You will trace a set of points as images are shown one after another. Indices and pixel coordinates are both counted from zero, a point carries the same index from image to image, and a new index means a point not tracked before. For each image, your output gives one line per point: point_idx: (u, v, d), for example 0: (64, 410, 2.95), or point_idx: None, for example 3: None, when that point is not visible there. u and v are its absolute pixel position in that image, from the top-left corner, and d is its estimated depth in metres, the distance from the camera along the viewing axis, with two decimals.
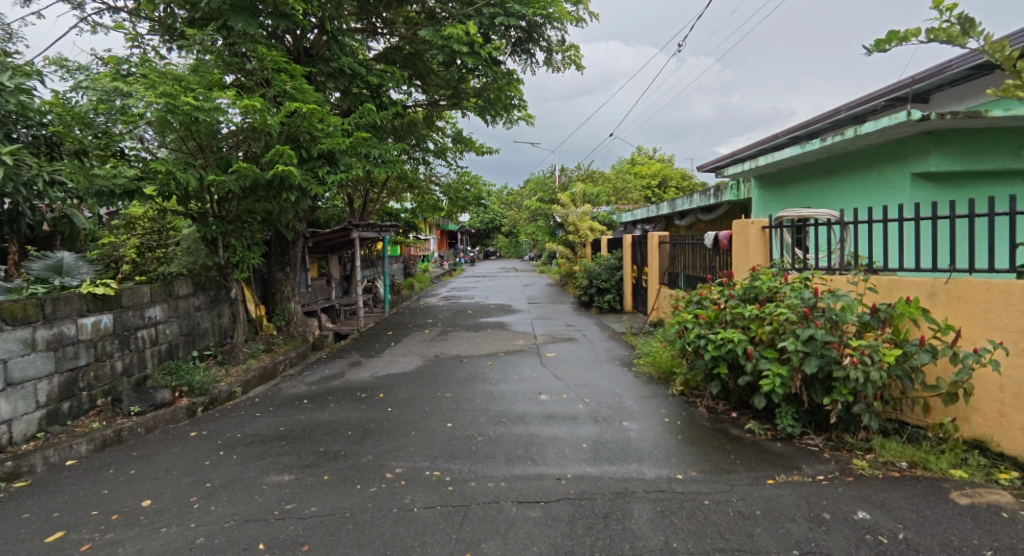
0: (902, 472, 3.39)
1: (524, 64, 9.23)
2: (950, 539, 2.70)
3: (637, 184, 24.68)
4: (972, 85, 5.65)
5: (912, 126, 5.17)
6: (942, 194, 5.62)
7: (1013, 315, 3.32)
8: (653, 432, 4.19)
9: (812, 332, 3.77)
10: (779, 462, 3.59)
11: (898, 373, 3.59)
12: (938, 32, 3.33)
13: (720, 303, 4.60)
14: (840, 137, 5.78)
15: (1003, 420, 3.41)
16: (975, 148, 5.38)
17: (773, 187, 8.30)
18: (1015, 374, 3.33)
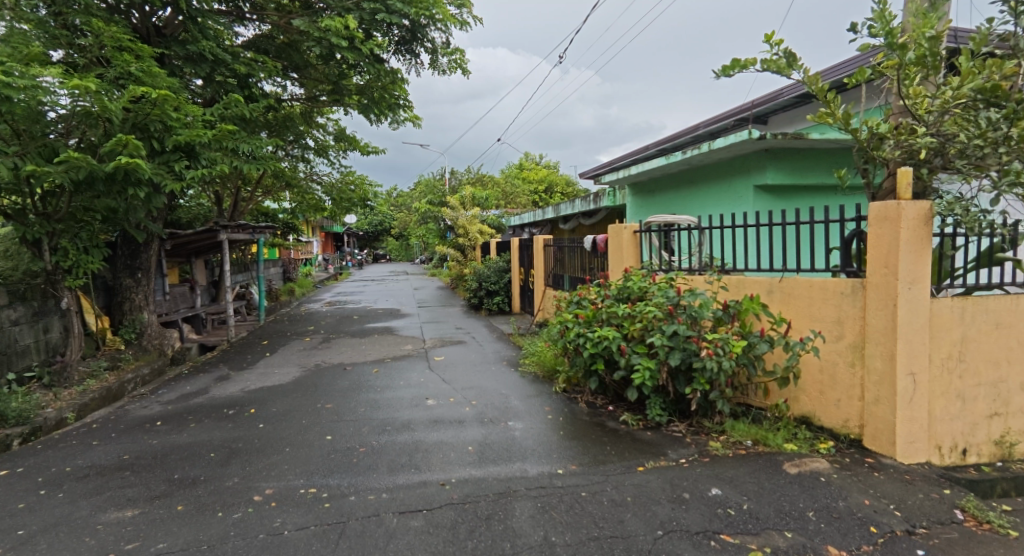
0: (748, 449, 3.82)
1: (408, 64, 9.06)
2: (784, 505, 3.09)
3: (525, 189, 25.34)
4: (800, 111, 6.56)
5: (754, 144, 5.87)
6: (778, 204, 6.45)
7: (828, 308, 3.91)
8: (536, 430, 4.32)
9: (675, 327, 4.11)
10: (648, 450, 3.88)
11: (745, 362, 4.04)
12: (770, 63, 3.89)
13: (597, 303, 4.86)
14: (697, 150, 6.40)
15: (823, 397, 4.00)
16: (801, 165, 6.25)
17: (644, 194, 8.97)
18: (831, 358, 3.92)
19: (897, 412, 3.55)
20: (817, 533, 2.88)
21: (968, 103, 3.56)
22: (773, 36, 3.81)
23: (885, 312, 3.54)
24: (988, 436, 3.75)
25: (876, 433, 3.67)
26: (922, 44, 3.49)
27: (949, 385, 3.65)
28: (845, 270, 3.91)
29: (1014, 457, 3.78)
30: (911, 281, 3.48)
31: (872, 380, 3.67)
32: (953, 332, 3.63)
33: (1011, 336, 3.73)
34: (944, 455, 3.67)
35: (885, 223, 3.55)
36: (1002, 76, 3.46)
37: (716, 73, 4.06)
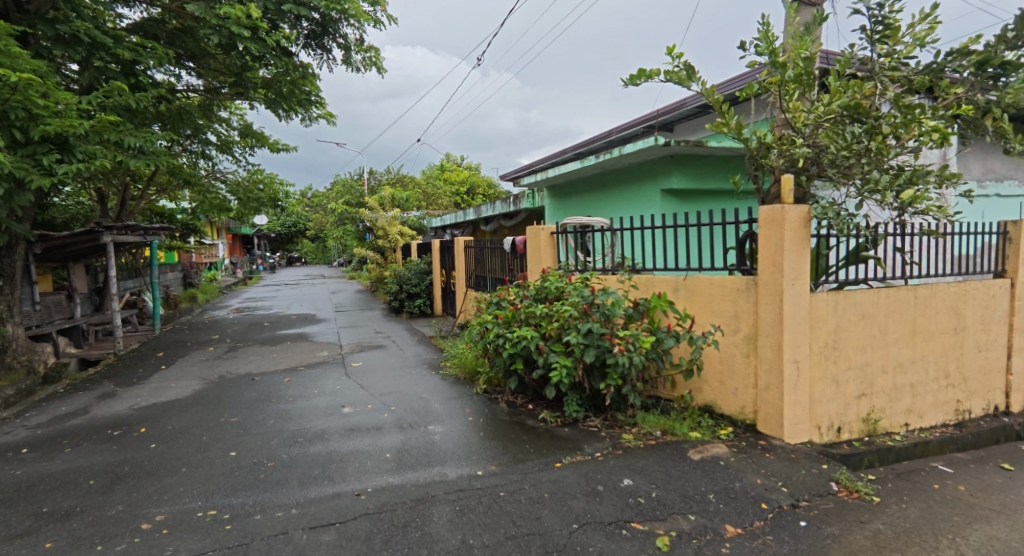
0: (656, 439, 4.03)
1: (320, 59, 8.69)
2: (687, 490, 3.29)
3: (446, 190, 25.12)
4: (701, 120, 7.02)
5: (660, 150, 6.19)
6: (683, 207, 6.87)
7: (726, 304, 4.21)
8: (456, 433, 4.29)
9: (589, 326, 4.24)
10: (566, 446, 3.97)
11: (654, 357, 4.25)
12: (672, 74, 4.13)
13: (516, 303, 4.91)
14: (609, 155, 6.66)
15: (723, 386, 4.31)
16: (703, 171, 6.69)
17: (561, 197, 9.20)
18: (729, 350, 4.23)
19: (784, 397, 3.88)
20: (717, 514, 3.09)
21: (837, 118, 3.97)
22: (674, 49, 4.05)
23: (773, 307, 3.87)
24: (858, 414, 4.20)
25: (768, 417, 4.00)
26: (799, 64, 3.89)
27: (827, 370, 4.05)
28: (740, 268, 4.23)
29: (879, 432, 4.27)
30: (794, 278, 3.83)
31: (764, 368, 3.99)
32: (830, 323, 4.03)
33: (876, 325, 4.21)
34: (823, 434, 4.07)
35: (772, 225, 3.87)
36: (863, 96, 3.92)
37: (624, 81, 4.25)
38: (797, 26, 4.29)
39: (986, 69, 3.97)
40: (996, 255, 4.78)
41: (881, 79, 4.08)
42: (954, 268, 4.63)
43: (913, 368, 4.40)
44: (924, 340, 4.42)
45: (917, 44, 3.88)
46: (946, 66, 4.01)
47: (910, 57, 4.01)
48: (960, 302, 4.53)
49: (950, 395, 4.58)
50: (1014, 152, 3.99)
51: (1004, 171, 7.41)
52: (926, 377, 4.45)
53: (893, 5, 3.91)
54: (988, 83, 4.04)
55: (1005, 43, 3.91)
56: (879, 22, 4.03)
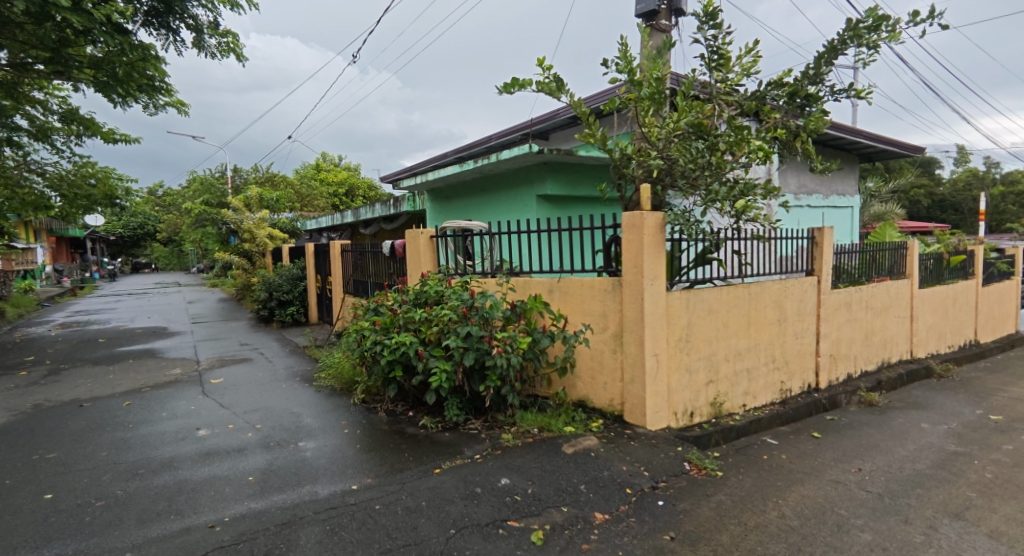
0: (534, 437, 4.15)
1: (164, 41, 7.76)
2: (561, 483, 3.43)
3: (322, 190, 23.75)
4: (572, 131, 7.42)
5: (534, 157, 6.42)
6: (556, 213, 7.19)
7: (595, 303, 4.49)
8: (330, 447, 4.06)
9: (469, 329, 4.25)
10: (446, 451, 3.95)
11: (531, 356, 4.37)
12: (543, 85, 4.31)
13: (394, 309, 4.78)
14: (486, 161, 6.76)
15: (594, 381, 4.58)
16: (574, 178, 7.07)
17: (442, 200, 9.15)
18: (599, 347, 4.51)
19: (646, 388, 4.22)
20: (587, 503, 3.27)
21: (684, 135, 4.39)
22: (543, 61, 4.24)
23: (636, 305, 4.18)
24: (707, 399, 4.70)
25: (633, 408, 4.32)
26: (652, 83, 4.29)
27: (681, 361, 4.48)
28: (607, 269, 4.54)
29: (724, 414, 4.81)
30: (653, 278, 4.18)
31: (629, 362, 4.31)
32: (683, 318, 4.46)
33: (719, 319, 4.74)
34: (679, 419, 4.49)
35: (633, 230, 4.19)
36: (704, 116, 4.41)
37: (499, 88, 4.36)
38: (650, 49, 4.71)
39: (795, 100, 4.65)
40: (809, 256, 5.63)
41: (718, 101, 4.62)
42: (778, 268, 5.37)
43: (749, 355, 5.02)
44: (757, 331, 5.08)
45: (744, 73, 4.45)
46: (767, 94, 4.65)
47: (739, 85, 4.58)
48: (782, 297, 5.28)
49: (777, 377, 5.31)
50: (816, 171, 4.73)
51: (815, 185, 8.83)
52: (759, 362, 5.11)
53: (725, 38, 4.44)
54: (798, 110, 4.74)
55: (809, 78, 4.63)
56: (715, 52, 4.58)
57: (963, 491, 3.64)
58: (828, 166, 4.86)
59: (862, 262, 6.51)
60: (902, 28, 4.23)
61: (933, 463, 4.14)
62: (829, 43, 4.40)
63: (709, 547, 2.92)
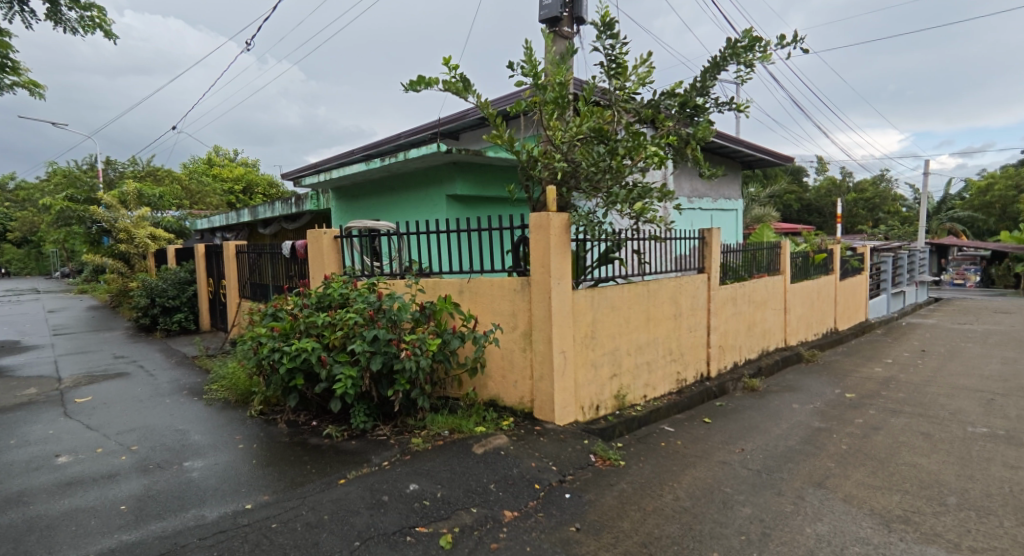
0: (445, 439, 4.09)
1: (11, 11, 6.79)
2: (470, 484, 3.41)
3: (215, 187, 21.95)
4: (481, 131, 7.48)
5: (442, 157, 6.35)
6: (466, 213, 7.19)
7: (505, 303, 4.53)
8: (221, 465, 3.76)
9: (375, 332, 4.10)
10: (351, 459, 3.79)
11: (441, 358, 4.31)
12: (449, 85, 4.28)
13: (295, 313, 4.50)
14: (394, 159, 6.59)
15: (505, 380, 4.63)
16: (483, 179, 7.09)
17: (347, 199, 8.80)
18: (509, 346, 4.56)
19: (554, 385, 4.32)
20: (496, 502, 3.29)
21: (586, 139, 4.55)
22: (450, 61, 4.22)
23: (544, 303, 4.28)
24: (611, 392, 4.91)
25: (542, 404, 4.41)
26: (556, 88, 4.41)
27: (587, 357, 4.65)
28: (516, 269, 4.61)
29: (626, 405, 5.06)
30: (560, 277, 4.30)
31: (537, 360, 4.40)
32: (588, 315, 4.63)
33: (621, 315, 4.98)
34: (586, 412, 4.65)
35: (540, 231, 4.28)
36: (604, 122, 4.61)
37: (404, 86, 4.27)
38: (554, 55, 4.85)
39: (686, 109, 4.98)
40: (700, 255, 6.07)
41: (617, 108, 4.84)
42: (674, 266, 5.74)
43: (649, 349, 5.32)
44: (656, 326, 5.39)
45: (640, 82, 4.69)
46: (661, 104, 4.94)
47: (636, 94, 4.83)
48: (677, 293, 5.65)
49: (674, 368, 5.67)
50: (704, 176, 5.10)
51: (705, 190, 9.57)
52: (657, 355, 5.43)
53: (622, 48, 4.67)
54: (687, 120, 5.08)
55: (697, 91, 4.98)
56: (613, 61, 4.79)
57: (826, 462, 4.10)
58: (714, 172, 5.26)
59: (745, 260, 7.12)
60: (773, 49, 4.67)
61: (802, 439, 4.63)
62: (712, 59, 4.76)
63: (611, 535, 3.04)
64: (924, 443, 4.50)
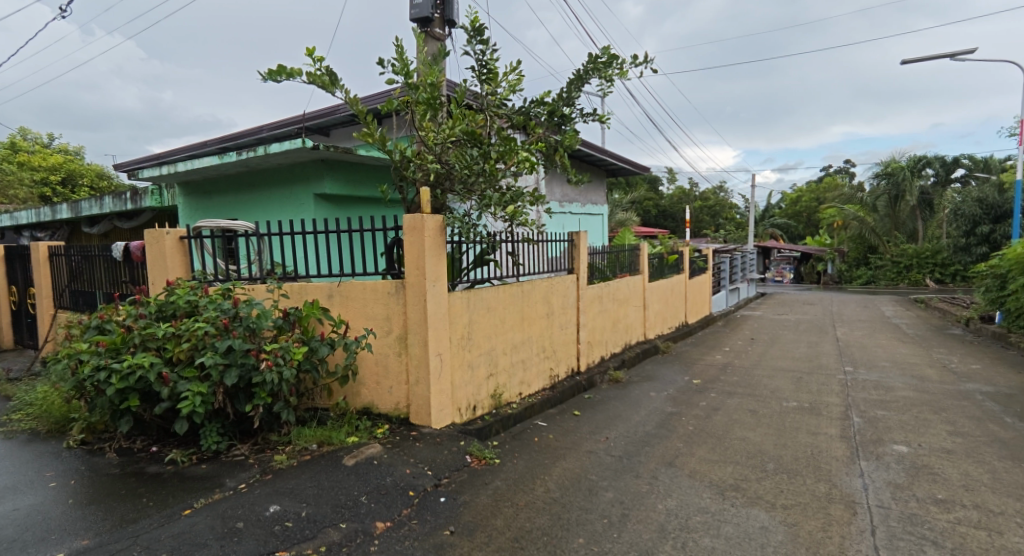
0: (312, 453, 3.84)
1: None
2: (339, 499, 3.24)
3: (23, 176, 18.49)
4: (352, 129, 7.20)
5: (309, 153, 5.97)
6: (336, 212, 6.85)
7: (378, 306, 4.38)
8: (25, 511, 3.16)
9: (230, 343, 3.72)
10: (200, 486, 3.40)
11: (307, 367, 4.03)
12: (314, 77, 4.04)
13: (128, 325, 3.93)
14: (252, 154, 6.05)
15: (379, 386, 4.47)
16: (353, 178, 6.81)
17: (197, 196, 7.90)
18: (383, 351, 4.41)
19: (430, 388, 4.28)
20: (368, 514, 3.16)
21: (460, 142, 4.56)
22: (315, 52, 3.99)
23: (419, 306, 4.21)
24: (487, 392, 4.98)
25: (418, 409, 4.34)
26: (428, 89, 4.38)
27: (464, 358, 4.66)
28: (390, 272, 4.50)
29: (502, 404, 5.16)
30: (434, 279, 4.27)
31: (413, 364, 4.32)
32: (464, 317, 4.65)
33: (496, 316, 5.07)
34: (462, 414, 4.66)
35: (414, 232, 4.20)
36: (477, 126, 4.66)
37: (262, 74, 3.95)
38: (426, 55, 4.82)
39: (553, 118, 5.21)
40: (570, 257, 6.40)
41: (489, 113, 4.94)
42: (546, 267, 5.99)
43: (523, 348, 5.48)
44: (529, 325, 5.57)
45: (510, 89, 4.83)
46: (531, 111, 5.13)
47: (507, 100, 4.96)
48: (549, 293, 5.90)
49: (547, 365, 5.91)
50: (571, 182, 5.37)
51: (573, 195, 10.13)
52: (531, 353, 5.61)
53: (492, 54, 4.77)
54: (555, 128, 5.32)
55: (563, 101, 5.24)
56: (483, 66, 4.88)
57: (675, 443, 4.54)
58: (581, 179, 5.56)
59: (609, 261, 7.64)
60: (629, 67, 5.08)
61: (657, 424, 5.08)
62: (576, 73, 5.05)
63: (484, 534, 3.08)
64: (752, 419, 5.19)
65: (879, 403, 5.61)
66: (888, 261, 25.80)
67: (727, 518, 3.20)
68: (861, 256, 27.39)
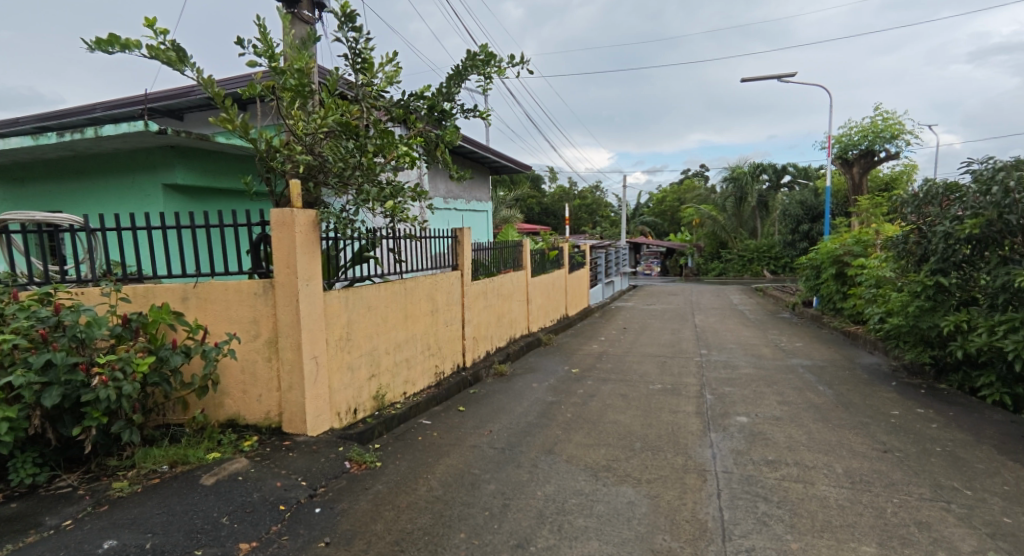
0: (162, 476, 3.43)
1: None
2: (194, 523, 2.93)
3: None
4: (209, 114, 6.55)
5: (154, 138, 5.31)
6: (189, 206, 6.17)
7: (243, 309, 4.02)
8: None
9: (50, 357, 3.18)
10: (10, 527, 2.88)
11: (155, 380, 3.57)
12: (156, 51, 3.59)
13: None
14: (80, 136, 5.22)
15: (245, 395, 4.11)
16: (211, 168, 6.19)
17: (6, 183, 6.64)
18: (249, 357, 4.07)
19: (305, 393, 4.03)
20: (229, 537, 2.89)
21: (333, 133, 4.32)
22: (155, 24, 3.55)
23: (290, 307, 3.94)
24: (369, 393, 4.80)
25: (292, 416, 4.08)
26: (296, 75, 4.09)
27: (342, 360, 4.45)
28: (256, 271, 4.14)
29: (385, 405, 5.01)
30: (308, 278, 4.02)
31: (285, 369, 4.04)
32: (342, 317, 4.43)
33: (378, 314, 4.90)
34: (342, 418, 4.45)
35: (283, 228, 3.92)
36: (352, 116, 4.45)
37: (89, 44, 3.43)
38: (293, 38, 4.51)
39: (433, 113, 5.14)
40: (454, 253, 6.38)
41: (365, 104, 4.74)
42: (429, 264, 5.92)
43: (407, 346, 5.37)
44: (413, 322, 5.47)
45: (388, 81, 4.68)
46: (410, 105, 5.01)
47: (385, 92, 4.80)
48: (433, 290, 5.84)
49: (432, 362, 5.85)
50: (454, 178, 5.32)
51: (457, 191, 10.13)
52: (416, 351, 5.52)
53: (366, 43, 4.58)
54: (436, 123, 5.25)
55: (443, 96, 5.19)
56: (358, 55, 4.67)
57: (554, 430, 4.74)
58: (463, 176, 5.53)
59: (494, 257, 7.74)
60: (506, 67, 5.17)
61: (538, 414, 5.25)
62: (454, 69, 5.03)
63: (363, 541, 2.97)
64: (623, 402, 5.58)
65: (727, 380, 6.33)
66: (735, 256, 28.87)
67: (599, 497, 3.40)
68: (714, 251, 30.11)
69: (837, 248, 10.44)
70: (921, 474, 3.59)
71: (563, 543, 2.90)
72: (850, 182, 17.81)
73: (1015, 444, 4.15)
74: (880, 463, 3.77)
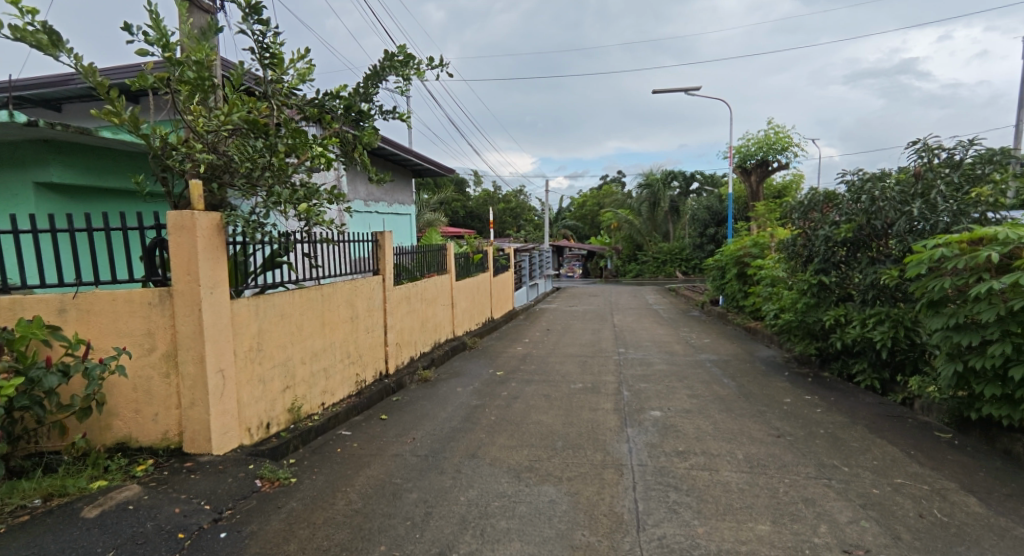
0: (33, 511, 3.05)
1: None
2: None
3: None
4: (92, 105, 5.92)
5: (22, 131, 4.73)
6: (66, 208, 5.54)
7: (135, 320, 3.67)
8: None
9: None
10: None
11: (24, 404, 3.17)
12: (22, 33, 3.20)
13: None
14: None
15: (138, 415, 3.75)
16: (94, 166, 5.60)
17: None
18: (143, 373, 3.72)
19: (210, 410, 3.74)
20: None
21: (240, 131, 4.06)
22: (22, 2, 3.17)
23: (191, 318, 3.65)
24: (283, 406, 4.55)
25: (193, 436, 3.78)
26: (195, 67, 3.81)
27: (252, 372, 4.18)
28: (151, 279, 3.82)
29: (301, 417, 4.76)
30: (211, 286, 3.74)
31: (185, 384, 3.74)
32: (252, 326, 4.17)
33: (292, 323, 4.66)
34: (253, 434, 4.17)
35: (182, 232, 3.63)
36: (260, 113, 4.19)
37: None
38: (192, 29, 4.21)
39: (350, 113, 4.96)
40: (375, 257, 6.20)
41: (275, 101, 4.48)
42: (348, 269, 5.71)
43: (324, 355, 5.14)
44: (331, 330, 5.25)
45: (300, 78, 4.47)
46: (325, 104, 4.83)
47: (297, 89, 4.58)
48: (353, 295, 5.64)
49: (352, 370, 5.64)
50: (373, 180, 5.16)
51: (378, 194, 9.89)
52: (334, 360, 5.30)
53: (275, 37, 4.36)
54: (353, 123, 5.08)
55: (360, 96, 5.03)
56: (266, 50, 4.43)
57: (478, 434, 4.73)
58: (382, 178, 5.39)
59: (417, 261, 7.61)
60: (425, 69, 5.12)
61: (462, 418, 5.22)
62: (372, 68, 4.90)
63: None
64: (545, 403, 5.68)
65: (643, 377, 6.62)
66: (650, 258, 30.39)
67: (521, 498, 3.43)
68: (631, 253, 31.46)
69: (739, 249, 11.24)
70: (808, 455, 3.93)
71: (485, 547, 2.89)
72: (749, 189, 19.24)
73: (884, 422, 4.66)
74: (776, 447, 4.10)
